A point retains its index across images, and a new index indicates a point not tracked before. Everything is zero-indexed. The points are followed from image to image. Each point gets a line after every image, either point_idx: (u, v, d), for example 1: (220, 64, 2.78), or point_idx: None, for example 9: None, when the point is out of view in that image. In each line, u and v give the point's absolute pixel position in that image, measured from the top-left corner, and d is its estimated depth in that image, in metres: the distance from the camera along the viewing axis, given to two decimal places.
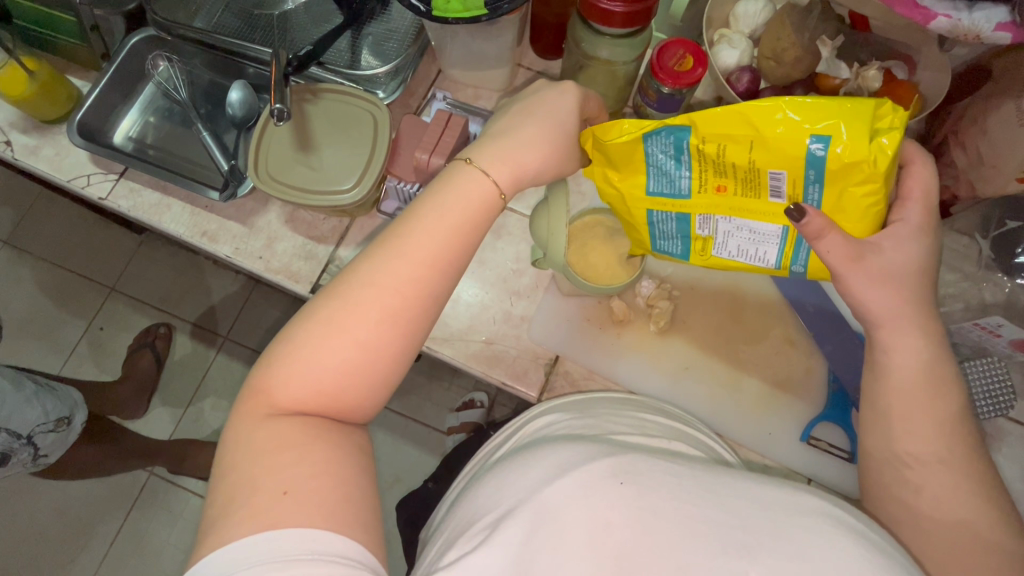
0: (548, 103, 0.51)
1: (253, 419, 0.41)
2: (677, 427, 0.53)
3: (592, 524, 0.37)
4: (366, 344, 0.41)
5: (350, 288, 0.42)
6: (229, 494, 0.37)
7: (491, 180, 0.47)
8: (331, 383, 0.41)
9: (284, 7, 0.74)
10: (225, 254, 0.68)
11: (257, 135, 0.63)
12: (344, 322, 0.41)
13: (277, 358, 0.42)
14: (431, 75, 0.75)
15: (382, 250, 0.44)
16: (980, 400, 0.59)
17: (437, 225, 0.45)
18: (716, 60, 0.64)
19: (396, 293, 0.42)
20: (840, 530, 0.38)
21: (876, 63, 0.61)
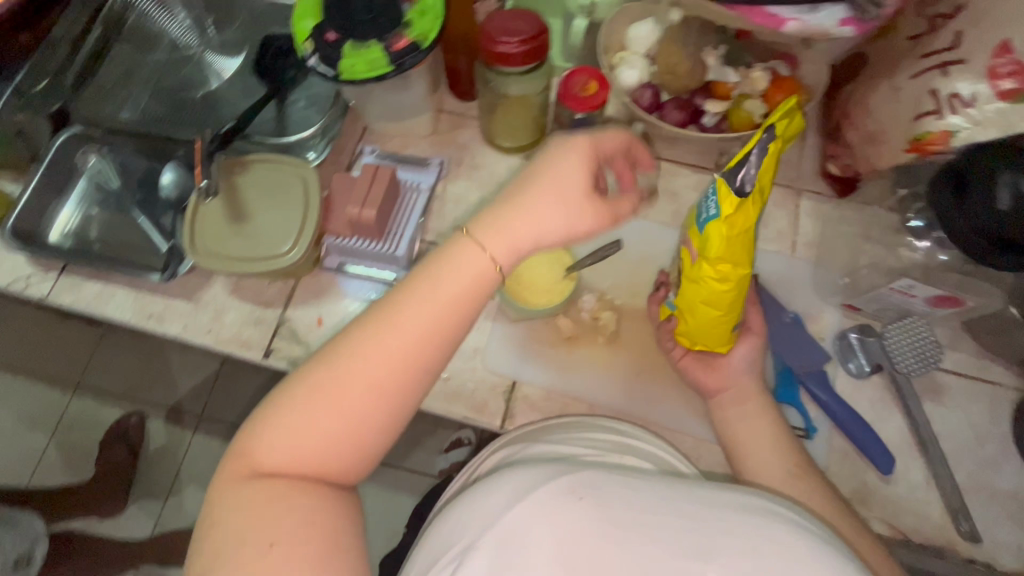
0: (556, 173, 0.46)
1: (237, 480, 0.42)
2: (625, 441, 0.55)
3: (558, 540, 0.38)
4: (350, 417, 0.42)
5: (338, 361, 0.43)
6: (215, 549, 0.39)
7: (486, 259, 0.45)
8: (315, 450, 0.42)
9: (210, 88, 0.81)
10: (174, 333, 0.69)
11: (189, 214, 0.64)
12: (331, 397, 0.42)
13: (266, 420, 0.43)
14: (357, 131, 0.78)
15: (376, 323, 0.44)
16: (898, 357, 0.62)
17: (426, 302, 0.44)
18: (619, 82, 0.70)
19: (384, 372, 0.43)
20: (769, 510, 0.40)
21: (758, 65, 0.67)
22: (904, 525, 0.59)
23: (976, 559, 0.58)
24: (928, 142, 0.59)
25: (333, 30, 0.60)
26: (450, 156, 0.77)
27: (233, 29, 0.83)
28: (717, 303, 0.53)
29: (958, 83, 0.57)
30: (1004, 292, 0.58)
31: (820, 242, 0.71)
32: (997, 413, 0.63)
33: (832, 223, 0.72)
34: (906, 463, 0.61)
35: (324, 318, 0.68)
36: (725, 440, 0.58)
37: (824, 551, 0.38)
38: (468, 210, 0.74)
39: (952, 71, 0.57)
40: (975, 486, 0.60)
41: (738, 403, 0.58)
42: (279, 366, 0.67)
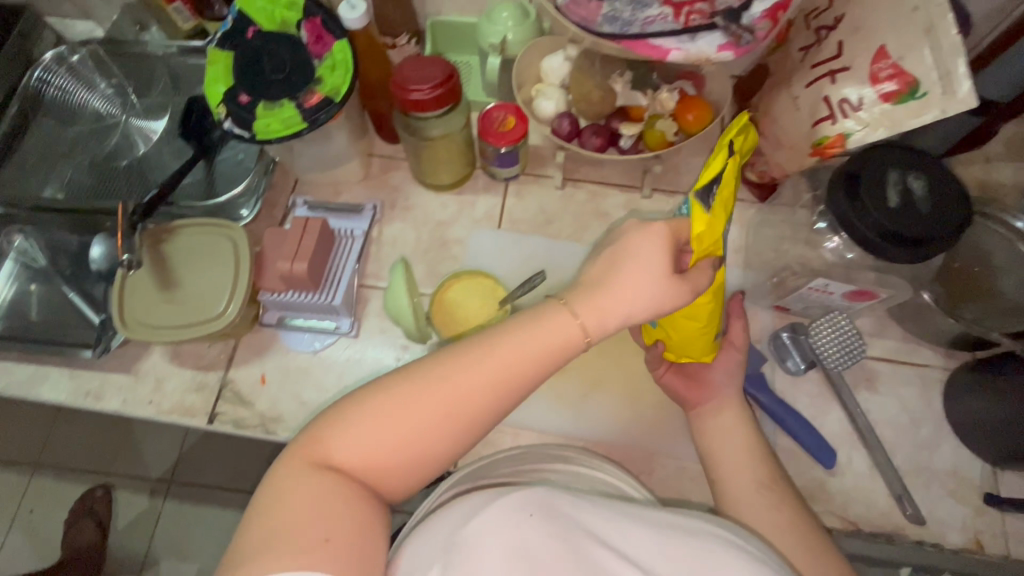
0: (645, 252, 0.48)
1: (306, 466, 0.40)
2: (574, 470, 0.57)
3: (513, 552, 0.38)
4: (425, 434, 0.42)
5: (432, 380, 0.43)
6: (269, 532, 0.37)
7: (576, 322, 0.46)
8: (388, 458, 0.41)
9: (138, 152, 0.81)
10: (113, 409, 0.67)
11: (117, 286, 0.64)
12: (415, 411, 0.41)
13: (348, 413, 0.42)
14: (289, 184, 0.78)
15: (474, 350, 0.44)
16: (825, 354, 0.64)
17: (518, 340, 0.45)
18: (539, 114, 0.72)
19: (467, 399, 0.43)
20: (702, 529, 0.42)
21: (665, 86, 0.69)
22: (854, 515, 0.60)
23: (925, 540, 0.59)
24: (828, 146, 0.63)
25: (244, 93, 0.61)
26: (383, 199, 0.77)
27: (155, 94, 0.83)
28: (697, 314, 0.56)
29: (845, 89, 0.61)
30: (909, 280, 0.62)
31: (747, 246, 0.73)
32: (927, 394, 0.65)
33: (757, 227, 0.74)
34: (849, 454, 0.62)
35: (267, 376, 0.68)
36: (705, 448, 0.58)
37: (765, 569, 0.40)
38: (405, 251, 0.74)
39: (839, 78, 0.61)
40: (915, 468, 0.62)
41: (711, 414, 0.59)
42: (224, 430, 0.66)
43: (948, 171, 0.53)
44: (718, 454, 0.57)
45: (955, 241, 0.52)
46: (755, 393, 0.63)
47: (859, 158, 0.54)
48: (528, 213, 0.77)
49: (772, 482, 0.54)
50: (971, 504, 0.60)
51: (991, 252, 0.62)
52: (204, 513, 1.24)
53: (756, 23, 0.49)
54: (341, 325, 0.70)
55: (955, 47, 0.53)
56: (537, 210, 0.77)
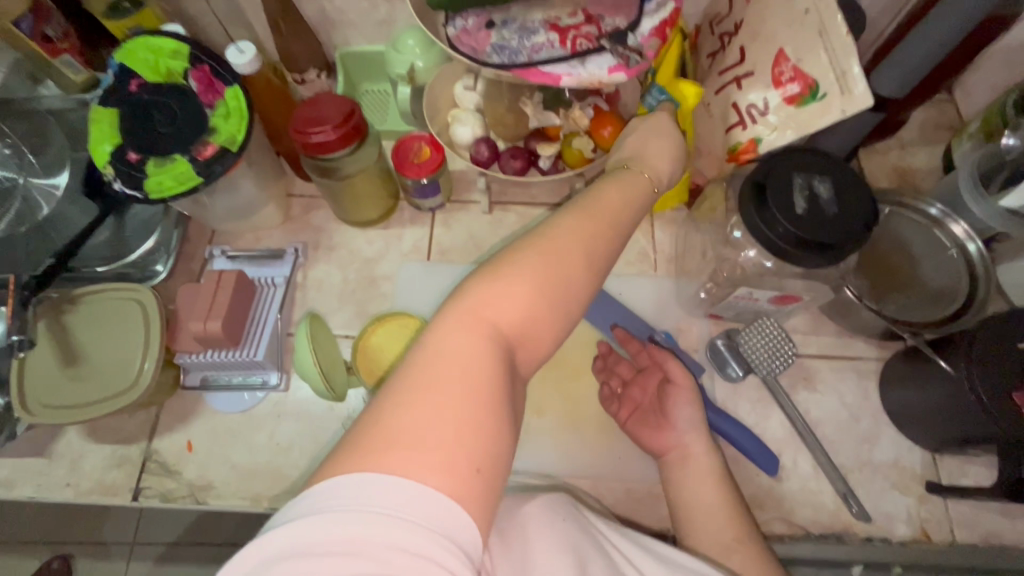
0: (660, 126, 0.54)
1: (465, 333, 0.34)
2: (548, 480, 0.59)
3: (561, 535, 0.40)
4: (565, 302, 0.38)
5: (563, 241, 0.39)
6: (434, 411, 0.31)
7: (654, 186, 0.48)
8: (536, 331, 0.37)
9: (39, 215, 0.76)
10: (28, 496, 0.62)
11: (14, 369, 0.59)
12: (556, 276, 0.37)
13: (498, 276, 0.36)
14: (205, 236, 0.75)
15: (606, 214, 0.42)
16: (758, 361, 0.63)
17: (626, 208, 0.44)
18: (457, 141, 0.71)
19: (598, 263, 0.40)
20: (656, 550, 0.45)
21: (576, 103, 0.68)
22: (803, 519, 0.60)
23: (873, 536, 0.59)
24: (742, 152, 0.62)
25: (133, 150, 0.57)
26: (306, 241, 0.75)
27: (54, 152, 0.78)
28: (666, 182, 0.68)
29: (751, 95, 0.61)
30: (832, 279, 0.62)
31: (678, 255, 0.73)
32: (864, 387, 0.65)
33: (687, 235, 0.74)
34: (793, 457, 0.62)
35: (193, 442, 0.64)
36: (672, 499, 0.56)
37: None
38: (333, 293, 0.72)
39: (745, 84, 0.61)
40: (858, 464, 0.62)
41: (677, 467, 0.57)
42: (151, 506, 0.62)
43: (856, 176, 0.53)
44: (687, 499, 0.54)
45: (864, 241, 0.52)
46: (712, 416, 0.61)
47: (764, 165, 0.54)
48: (457, 241, 0.75)
49: (742, 537, 0.51)
50: (914, 494, 0.61)
51: (910, 243, 0.64)
52: None
53: (644, 41, 0.49)
54: (269, 380, 0.66)
55: (847, 47, 0.52)
56: (466, 237, 0.75)
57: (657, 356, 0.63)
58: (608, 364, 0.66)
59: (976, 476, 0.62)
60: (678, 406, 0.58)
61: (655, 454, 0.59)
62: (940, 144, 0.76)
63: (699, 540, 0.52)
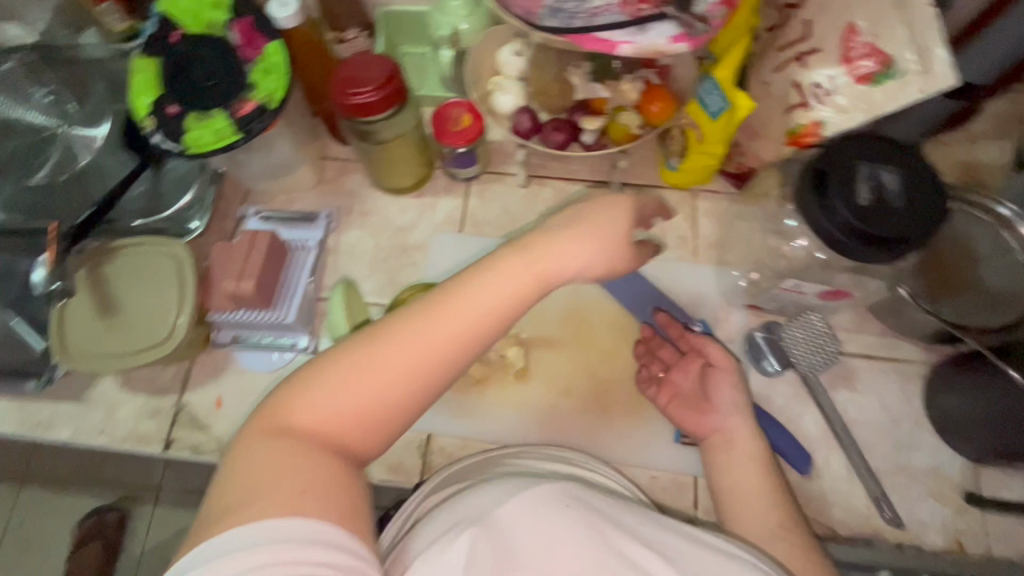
0: (574, 235, 0.42)
1: (255, 439, 0.36)
2: (578, 473, 0.53)
3: (547, 539, 0.36)
4: (391, 388, 0.37)
5: (394, 332, 0.38)
6: (235, 501, 0.33)
7: (535, 270, 0.41)
8: (364, 395, 0.37)
9: (79, 166, 0.77)
10: (65, 439, 0.65)
11: (54, 316, 0.60)
12: (378, 367, 0.37)
13: (297, 383, 0.38)
14: (239, 194, 0.74)
15: (479, 271, 0.40)
16: (798, 355, 0.62)
17: (482, 290, 0.40)
18: (498, 109, 0.68)
19: (436, 348, 0.38)
20: (686, 533, 0.41)
21: (627, 76, 0.65)
22: (831, 520, 0.58)
23: (903, 543, 0.57)
24: (804, 135, 0.59)
25: (173, 103, 0.57)
26: (339, 206, 0.74)
27: (94, 102, 0.78)
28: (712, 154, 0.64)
29: (816, 73, 0.57)
30: (886, 276, 0.58)
31: (720, 241, 0.70)
32: (906, 391, 0.63)
33: (730, 221, 0.71)
34: (826, 456, 0.60)
35: (223, 399, 0.65)
36: (716, 485, 0.54)
37: None
38: (364, 260, 0.71)
39: (809, 61, 0.57)
40: (894, 468, 0.60)
41: (721, 449, 0.55)
42: (181, 458, 0.64)
43: (926, 165, 0.50)
44: (730, 484, 0.53)
45: (932, 238, 0.48)
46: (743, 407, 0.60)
47: (828, 151, 0.51)
48: (491, 214, 0.73)
49: (786, 526, 0.49)
50: (951, 504, 0.59)
51: (973, 240, 0.58)
52: None
53: (710, 10, 0.46)
54: (298, 342, 0.67)
55: (930, 19, 0.51)
56: (501, 211, 0.73)
57: (694, 344, 0.61)
58: (652, 349, 0.64)
59: (1019, 491, 0.59)
60: (721, 391, 0.57)
61: (695, 438, 0.58)
62: (1012, 139, 0.71)
63: (745, 529, 0.50)
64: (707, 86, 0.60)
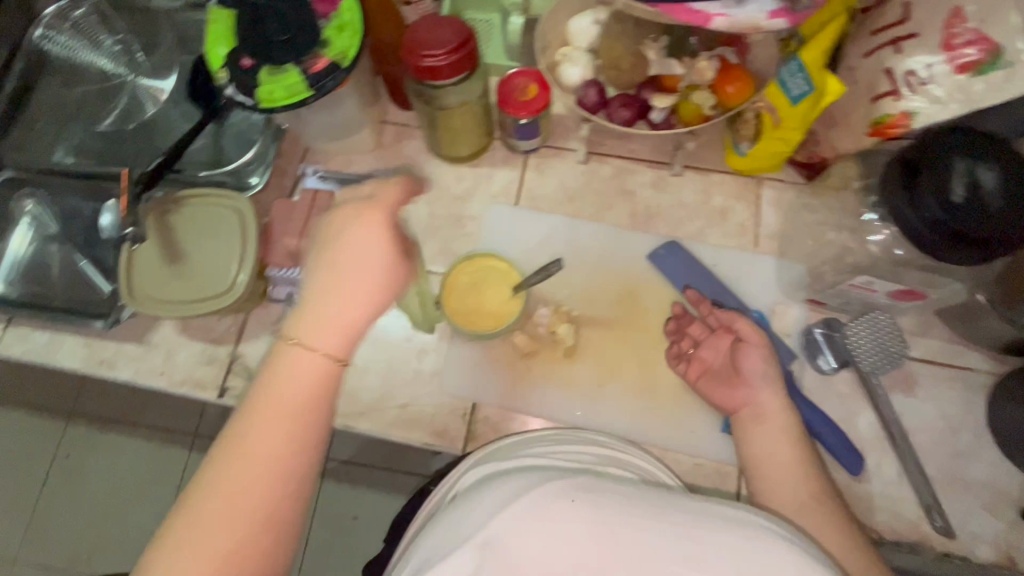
0: (357, 248, 0.42)
1: None
2: (612, 454, 0.52)
3: (549, 549, 0.35)
4: (274, 490, 0.40)
5: (199, 504, 0.39)
6: None
7: (319, 356, 0.42)
8: (242, 525, 0.39)
9: (146, 116, 0.78)
10: (126, 379, 0.67)
11: (124, 261, 0.62)
12: (203, 538, 0.38)
13: (145, 567, 0.38)
14: (299, 152, 0.75)
15: (229, 442, 0.40)
16: (863, 355, 0.60)
17: (256, 414, 0.41)
18: (564, 81, 0.66)
19: (265, 473, 0.40)
20: (706, 512, 0.38)
21: (704, 53, 0.62)
22: (878, 523, 0.57)
23: (952, 553, 0.56)
24: (890, 125, 0.56)
25: (247, 55, 0.57)
26: (396, 170, 0.74)
27: (162, 53, 0.79)
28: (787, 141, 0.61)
29: (912, 60, 0.53)
30: (965, 279, 0.56)
31: (784, 232, 0.68)
32: (968, 401, 0.61)
33: (796, 212, 0.68)
34: (877, 459, 0.59)
35: None
36: (748, 458, 0.54)
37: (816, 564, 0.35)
38: (418, 227, 0.71)
39: (905, 47, 0.54)
40: (948, 477, 0.58)
41: (753, 422, 0.55)
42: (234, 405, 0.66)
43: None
44: (763, 459, 0.53)
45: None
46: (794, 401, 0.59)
47: (919, 143, 0.49)
48: (548, 188, 0.72)
49: (818, 500, 0.50)
50: (1006, 519, 0.57)
51: None
52: None
53: None
54: None
55: None
56: (558, 186, 0.72)
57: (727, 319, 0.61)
58: (682, 326, 0.63)
59: None
60: (749, 362, 0.57)
61: (725, 412, 0.58)
62: None
63: (779, 499, 0.51)
64: (791, 67, 0.57)
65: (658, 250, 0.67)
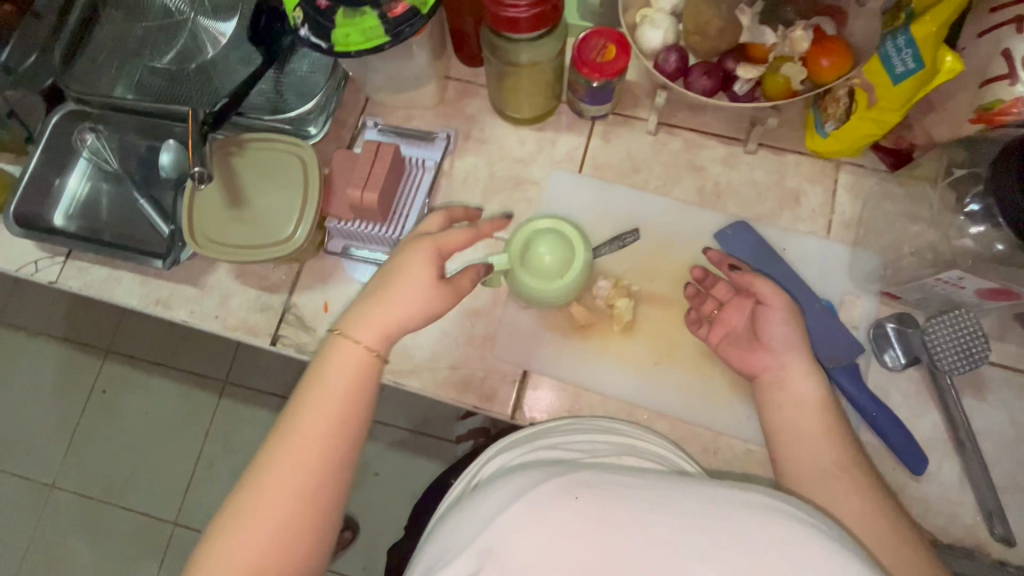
0: (409, 276, 0.49)
1: None
2: (628, 443, 0.52)
3: (547, 542, 0.36)
4: (323, 476, 0.44)
5: (247, 495, 0.43)
6: None
7: (361, 350, 0.48)
8: (290, 511, 0.43)
9: (206, 57, 0.76)
10: (182, 319, 0.68)
11: (187, 201, 0.62)
12: (263, 512, 0.42)
13: (211, 540, 0.42)
14: (359, 103, 0.73)
15: (284, 428, 0.45)
16: (939, 354, 0.56)
17: (316, 397, 0.46)
18: (642, 43, 0.63)
19: (315, 456, 0.44)
20: (713, 496, 0.38)
21: (800, 23, 0.58)
22: (933, 525, 0.56)
23: (1009, 561, 0.55)
24: (998, 113, 0.52)
25: None
26: (457, 129, 0.72)
27: None
28: (881, 121, 0.58)
29: None
30: None
31: (860, 221, 0.65)
32: None
33: (876, 199, 0.65)
34: (939, 461, 0.58)
35: (330, 305, 0.67)
36: (769, 428, 0.54)
37: (840, 555, 0.35)
38: (477, 189, 0.69)
39: None
40: (1012, 485, 0.56)
41: (771, 390, 0.54)
42: (286, 354, 0.66)
43: None
44: (783, 431, 0.52)
45: None
46: (860, 397, 0.57)
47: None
48: (613, 158, 0.70)
49: (842, 470, 0.49)
50: None
51: None
52: (257, 414, 1.21)
53: None
54: None
55: None
56: (624, 156, 0.69)
57: (742, 282, 0.58)
58: (705, 288, 0.62)
59: None
60: (771, 326, 0.55)
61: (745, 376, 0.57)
62: None
63: (798, 466, 0.50)
64: (899, 42, 0.54)
65: (725, 229, 0.65)
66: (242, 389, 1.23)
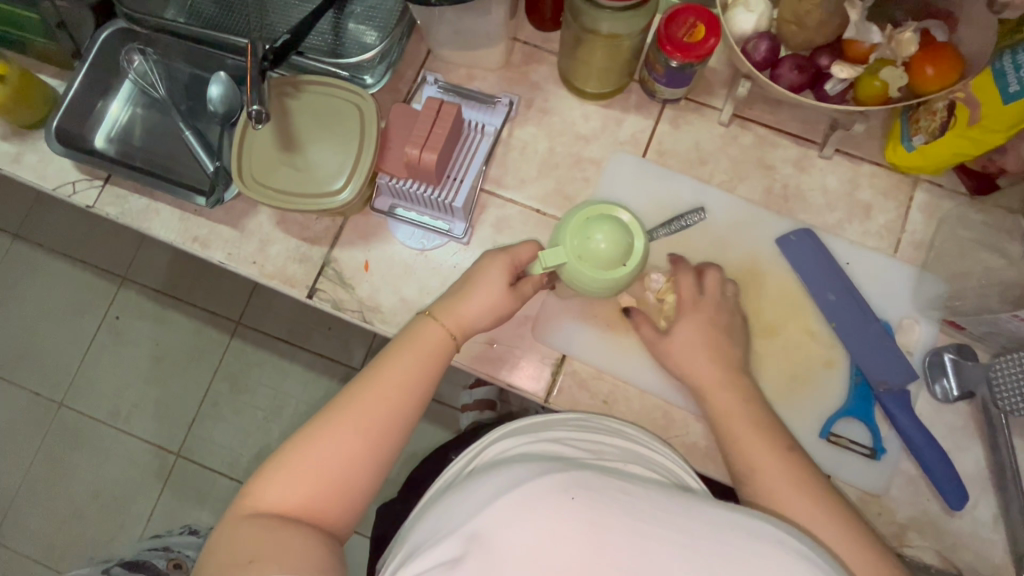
0: (490, 282, 0.54)
1: (237, 517, 0.44)
2: (633, 448, 0.52)
3: (540, 537, 0.35)
4: (380, 439, 0.48)
5: (313, 432, 0.47)
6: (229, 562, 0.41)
7: (442, 337, 0.53)
8: (343, 462, 0.46)
9: None
10: (218, 260, 0.66)
11: (237, 139, 0.60)
12: (324, 451, 0.46)
13: (269, 466, 0.46)
14: (420, 56, 0.70)
15: (360, 383, 0.50)
16: (999, 390, 0.55)
17: (397, 367, 0.50)
18: (731, 26, 0.59)
19: (385, 410, 0.48)
20: (710, 515, 0.38)
21: (910, 24, 0.55)
22: (960, 560, 0.55)
23: None
24: None
25: None
26: (520, 96, 0.68)
27: None
28: (978, 141, 0.55)
29: None
30: None
31: (931, 243, 0.62)
32: None
33: (951, 222, 0.62)
34: (976, 498, 0.56)
35: (371, 263, 0.65)
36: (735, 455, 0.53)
37: None
38: (534, 162, 0.66)
39: None
40: None
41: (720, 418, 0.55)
42: (322, 309, 0.64)
43: None
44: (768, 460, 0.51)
45: None
46: (909, 425, 0.56)
47: None
48: (680, 146, 0.66)
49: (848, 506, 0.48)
50: None
51: None
52: (270, 360, 1.21)
53: None
54: (454, 229, 0.64)
55: None
56: (691, 146, 0.66)
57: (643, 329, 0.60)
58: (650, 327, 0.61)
59: None
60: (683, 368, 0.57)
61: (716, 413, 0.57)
62: None
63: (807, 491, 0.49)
64: (1018, 58, 0.52)
65: (789, 235, 0.62)
66: (257, 333, 1.22)
